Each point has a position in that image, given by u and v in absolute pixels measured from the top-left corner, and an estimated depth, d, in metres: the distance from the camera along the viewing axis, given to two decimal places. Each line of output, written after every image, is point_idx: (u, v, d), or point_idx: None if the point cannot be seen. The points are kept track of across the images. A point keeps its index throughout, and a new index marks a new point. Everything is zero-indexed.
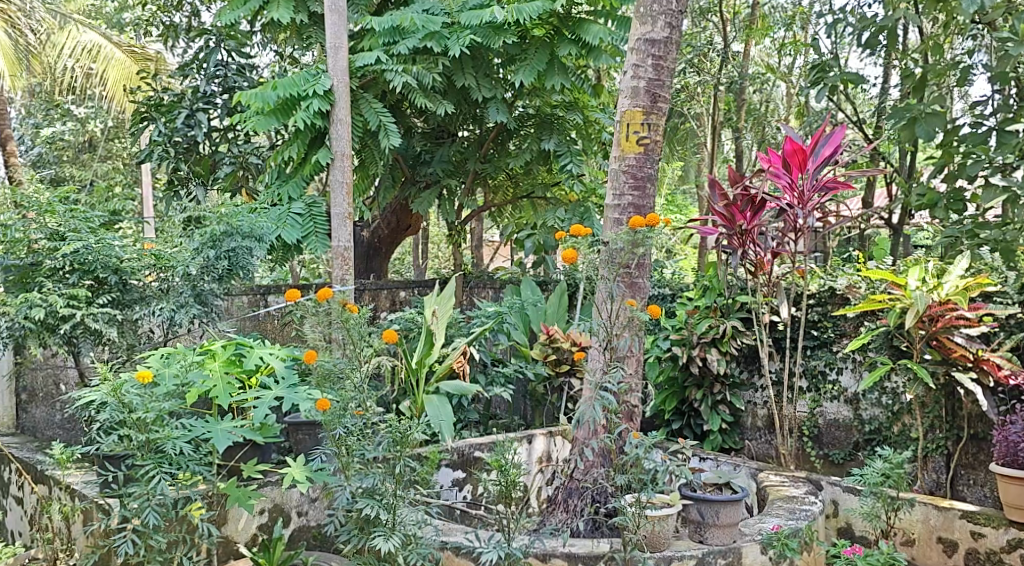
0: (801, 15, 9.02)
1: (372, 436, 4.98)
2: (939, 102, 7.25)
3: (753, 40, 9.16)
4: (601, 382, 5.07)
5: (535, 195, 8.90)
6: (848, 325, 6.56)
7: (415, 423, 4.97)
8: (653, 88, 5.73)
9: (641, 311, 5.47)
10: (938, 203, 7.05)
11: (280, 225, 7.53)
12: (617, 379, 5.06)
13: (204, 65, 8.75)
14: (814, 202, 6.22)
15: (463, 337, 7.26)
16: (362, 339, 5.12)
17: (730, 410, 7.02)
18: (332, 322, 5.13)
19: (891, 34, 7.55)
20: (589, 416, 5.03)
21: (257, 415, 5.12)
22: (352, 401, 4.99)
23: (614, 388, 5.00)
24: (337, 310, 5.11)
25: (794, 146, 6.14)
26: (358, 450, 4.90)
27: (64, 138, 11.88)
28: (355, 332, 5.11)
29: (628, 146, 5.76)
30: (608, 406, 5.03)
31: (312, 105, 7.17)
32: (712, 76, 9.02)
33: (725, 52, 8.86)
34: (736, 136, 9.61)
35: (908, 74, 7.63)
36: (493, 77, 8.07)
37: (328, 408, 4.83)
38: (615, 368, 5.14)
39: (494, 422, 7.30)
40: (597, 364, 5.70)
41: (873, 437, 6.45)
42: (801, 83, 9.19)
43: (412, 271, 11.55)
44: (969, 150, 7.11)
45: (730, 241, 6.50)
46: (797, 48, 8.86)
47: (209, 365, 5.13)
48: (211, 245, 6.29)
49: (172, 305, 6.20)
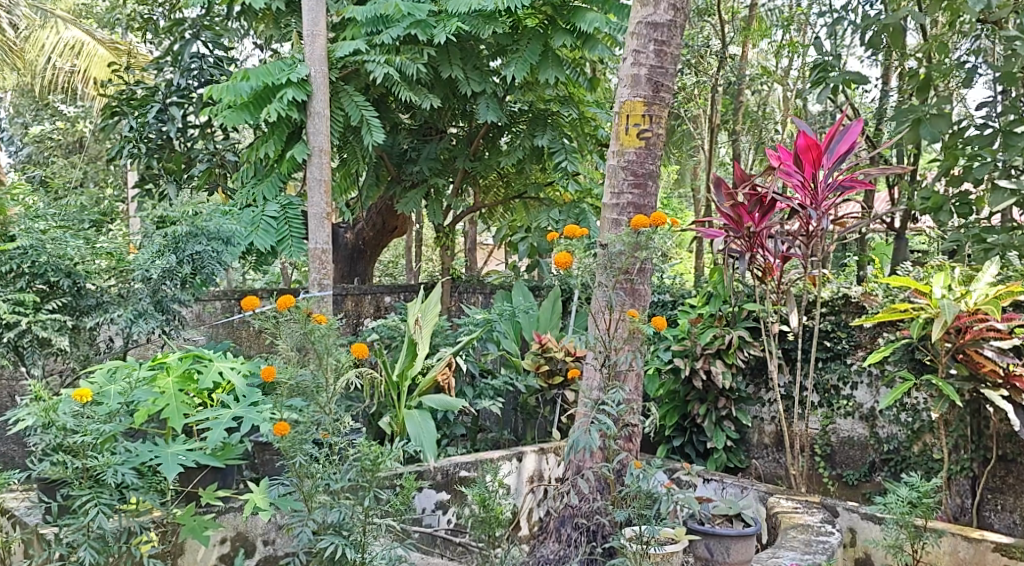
0: (801, 15, 8.41)
1: (339, 464, 4.48)
2: (946, 101, 6.79)
3: (750, 42, 8.69)
4: (599, 404, 4.62)
5: (527, 195, 8.35)
6: (864, 335, 6.11)
7: (388, 448, 4.46)
8: (655, 76, 5.23)
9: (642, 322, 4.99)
10: (947, 207, 6.59)
11: (253, 229, 6.98)
12: (616, 401, 4.62)
13: (178, 58, 8.24)
14: (829, 203, 5.74)
15: (449, 346, 6.78)
16: (329, 353, 4.53)
17: (736, 427, 6.53)
18: (294, 333, 4.59)
19: (897, 33, 7.08)
20: (584, 443, 4.61)
21: (212, 439, 4.55)
22: (318, 422, 4.51)
23: (613, 412, 4.57)
24: (300, 319, 4.55)
25: (808, 141, 5.65)
26: (322, 479, 4.40)
27: (52, 138, 10.89)
28: (320, 345, 4.52)
29: (627, 140, 5.26)
30: (606, 431, 4.61)
31: (286, 94, 6.72)
32: (710, 77, 8.55)
33: (722, 52, 8.40)
34: (733, 138, 9.06)
35: (911, 75, 7.16)
36: (482, 69, 7.56)
37: (287, 432, 4.33)
38: (614, 387, 4.72)
39: (482, 437, 6.80)
40: (593, 380, 5.18)
41: (892, 458, 5.96)
42: (802, 85, 8.70)
43: (402, 275, 11.05)
44: (975, 152, 6.63)
45: (738, 245, 6.02)
46: (795, 49, 8.39)
47: (160, 381, 4.60)
48: (172, 249, 5.80)
49: (131, 313, 5.71)
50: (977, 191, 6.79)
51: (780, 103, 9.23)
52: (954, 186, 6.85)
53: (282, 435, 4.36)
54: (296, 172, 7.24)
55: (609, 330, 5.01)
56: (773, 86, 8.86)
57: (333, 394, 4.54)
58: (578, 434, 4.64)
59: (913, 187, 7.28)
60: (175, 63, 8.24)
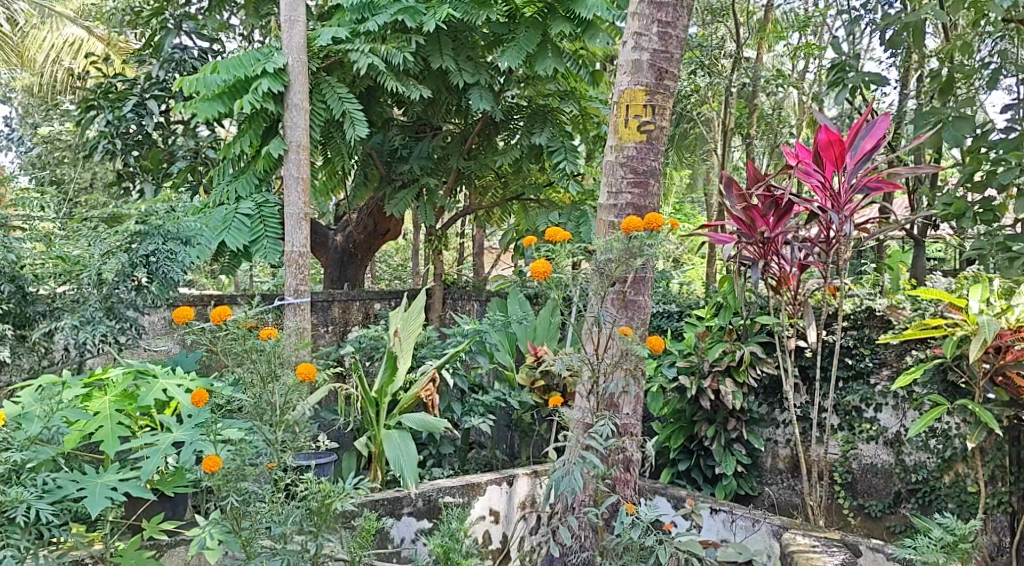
0: (818, 14, 7.84)
1: (283, 506, 4.06)
2: (970, 103, 6.22)
3: (765, 44, 8.11)
4: (585, 440, 4.35)
5: (525, 197, 7.76)
6: (890, 352, 5.54)
7: (343, 488, 4.05)
8: (658, 62, 4.69)
9: (637, 340, 4.52)
10: (970, 214, 6.02)
11: (222, 229, 6.42)
12: (604, 436, 4.36)
13: (159, 50, 7.57)
14: (853, 206, 5.15)
15: (436, 359, 6.24)
16: (269, 383, 4.12)
17: (748, 451, 5.95)
18: (233, 349, 4.13)
19: (921, 32, 6.50)
20: (566, 483, 4.37)
21: (147, 469, 4.06)
22: (261, 453, 4.14)
23: (601, 449, 4.31)
24: (240, 334, 4.14)
25: (829, 136, 5.08)
26: (264, 523, 4.00)
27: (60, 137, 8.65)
28: (264, 365, 4.12)
29: (627, 133, 4.71)
30: (591, 470, 4.37)
31: (261, 85, 6.14)
32: (723, 79, 7.97)
33: (736, 54, 7.82)
34: (747, 143, 8.45)
35: (933, 77, 6.59)
36: (477, 60, 7.02)
37: (218, 469, 3.89)
38: (602, 420, 4.44)
39: (472, 458, 6.24)
40: (588, 403, 4.64)
41: (920, 488, 5.39)
42: (817, 89, 8.11)
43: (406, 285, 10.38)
44: (1000, 156, 6.07)
45: (750, 252, 5.44)
46: (811, 52, 7.81)
47: (94, 401, 4.20)
48: (125, 249, 5.38)
49: (77, 319, 5.29)
50: (1001, 197, 6.23)
51: (795, 108, 8.63)
52: (976, 192, 6.25)
53: (212, 472, 3.92)
54: (274, 170, 6.67)
55: (598, 350, 4.58)
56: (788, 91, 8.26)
57: (281, 420, 4.11)
58: (560, 472, 4.39)
59: (935, 193, 6.68)
60: (156, 55, 7.58)
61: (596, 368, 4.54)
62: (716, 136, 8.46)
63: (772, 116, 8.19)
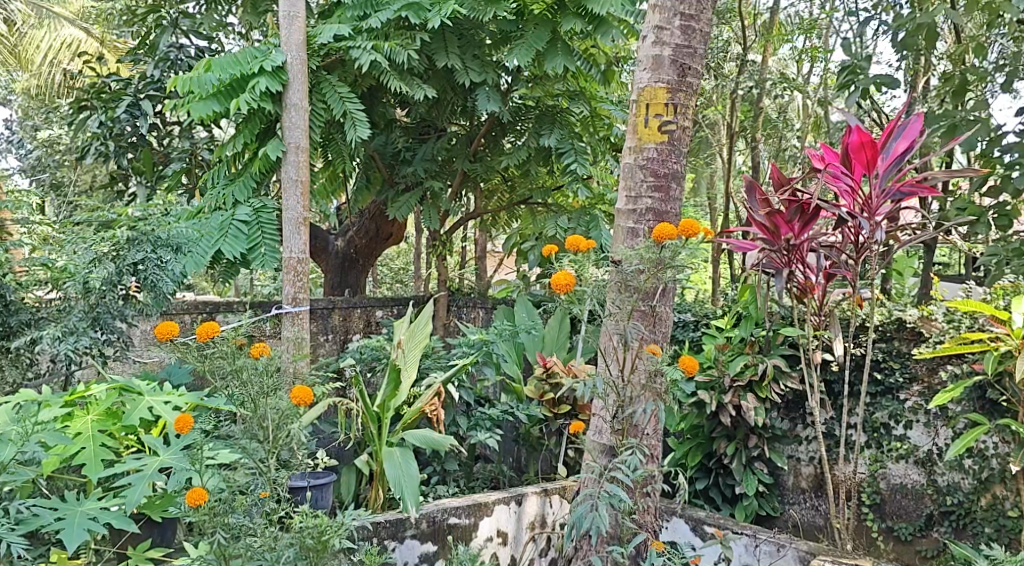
0: (827, 15, 7.54)
1: (277, 541, 3.85)
2: (985, 106, 5.93)
3: (771, 47, 7.81)
4: (611, 473, 4.18)
5: (534, 202, 7.40)
6: (920, 367, 5.26)
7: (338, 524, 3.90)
8: (680, 57, 4.40)
9: (663, 358, 4.22)
10: (984, 220, 5.71)
11: (219, 237, 6.09)
12: (632, 467, 4.18)
13: (154, 48, 7.23)
14: (885, 211, 4.83)
15: (441, 372, 5.93)
16: (266, 398, 3.90)
17: (769, 469, 5.66)
18: (224, 364, 3.91)
19: (934, 34, 6.15)
20: (590, 521, 4.18)
21: (132, 498, 3.80)
22: (253, 482, 3.93)
23: (628, 482, 4.15)
24: (227, 353, 3.93)
25: (861, 138, 4.79)
26: (255, 560, 3.79)
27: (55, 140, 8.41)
28: (258, 386, 3.89)
29: (647, 134, 4.42)
30: (617, 505, 4.19)
31: (259, 84, 5.83)
32: (731, 82, 7.67)
33: (744, 56, 7.52)
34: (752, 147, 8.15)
35: (946, 77, 6.23)
36: (484, 59, 6.72)
37: (203, 503, 3.66)
38: (632, 452, 4.21)
39: (478, 475, 5.95)
40: (609, 430, 4.40)
41: (952, 511, 5.11)
42: (825, 93, 7.82)
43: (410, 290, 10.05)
44: (1016, 160, 5.73)
45: (773, 260, 5.13)
46: (817, 55, 7.52)
47: (75, 421, 3.95)
48: (112, 257, 5.10)
49: (60, 330, 5.00)
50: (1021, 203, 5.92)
51: (802, 112, 8.32)
52: (992, 197, 5.96)
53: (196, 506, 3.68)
54: (272, 172, 6.35)
55: (623, 372, 4.32)
56: (794, 95, 7.92)
57: (273, 445, 3.90)
58: (583, 509, 4.23)
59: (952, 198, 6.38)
60: (151, 54, 7.25)
61: (620, 389, 4.31)
62: (724, 139, 8.15)
63: (777, 120, 7.87)
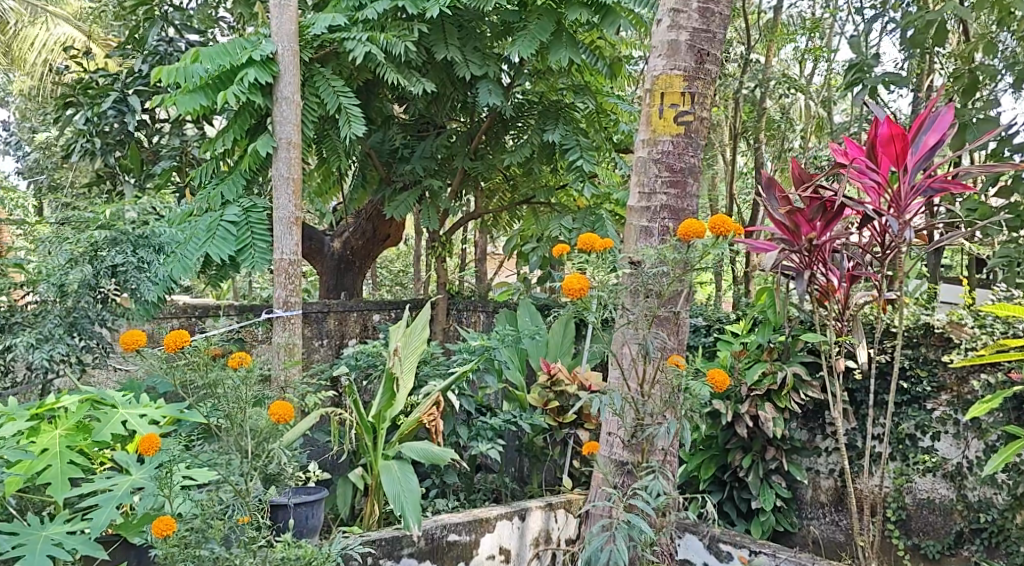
0: (832, 13, 7.25)
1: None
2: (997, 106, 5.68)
3: (774, 48, 7.53)
4: (631, 500, 3.94)
5: (536, 201, 7.08)
6: (949, 375, 5.00)
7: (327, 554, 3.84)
8: (698, 42, 4.13)
9: (686, 371, 3.94)
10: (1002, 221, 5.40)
11: (206, 239, 5.76)
12: (654, 493, 3.96)
13: (142, 41, 6.89)
14: (914, 209, 4.52)
15: (441, 380, 5.61)
16: (243, 412, 3.77)
17: (787, 482, 5.36)
18: (195, 375, 3.76)
19: (944, 31, 5.81)
20: (608, 555, 3.94)
21: (98, 522, 3.65)
22: (229, 508, 3.75)
23: (648, 510, 3.91)
24: (198, 363, 3.77)
25: (891, 129, 4.48)
26: None
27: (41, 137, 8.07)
28: (230, 397, 3.77)
29: (661, 125, 4.15)
30: (636, 537, 3.94)
31: (247, 75, 5.52)
32: (735, 81, 7.37)
33: (747, 54, 7.22)
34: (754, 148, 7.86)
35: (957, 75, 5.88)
36: (486, 52, 6.40)
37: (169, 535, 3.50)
38: (652, 476, 3.99)
39: (481, 488, 5.64)
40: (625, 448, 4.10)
41: (985, 529, 4.88)
42: (830, 93, 7.53)
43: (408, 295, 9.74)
44: None
45: (793, 261, 4.81)
46: (820, 56, 7.23)
47: (44, 435, 3.79)
48: (89, 258, 4.79)
49: (34, 337, 4.70)
50: None
51: (804, 113, 8.03)
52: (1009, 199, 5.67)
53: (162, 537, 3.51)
54: (263, 169, 6.01)
55: (643, 387, 4.08)
56: (795, 96, 7.56)
57: (251, 466, 3.76)
58: (599, 542, 3.96)
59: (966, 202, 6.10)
60: (138, 48, 6.91)
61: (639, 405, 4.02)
62: (729, 140, 7.86)
63: (780, 121, 7.46)
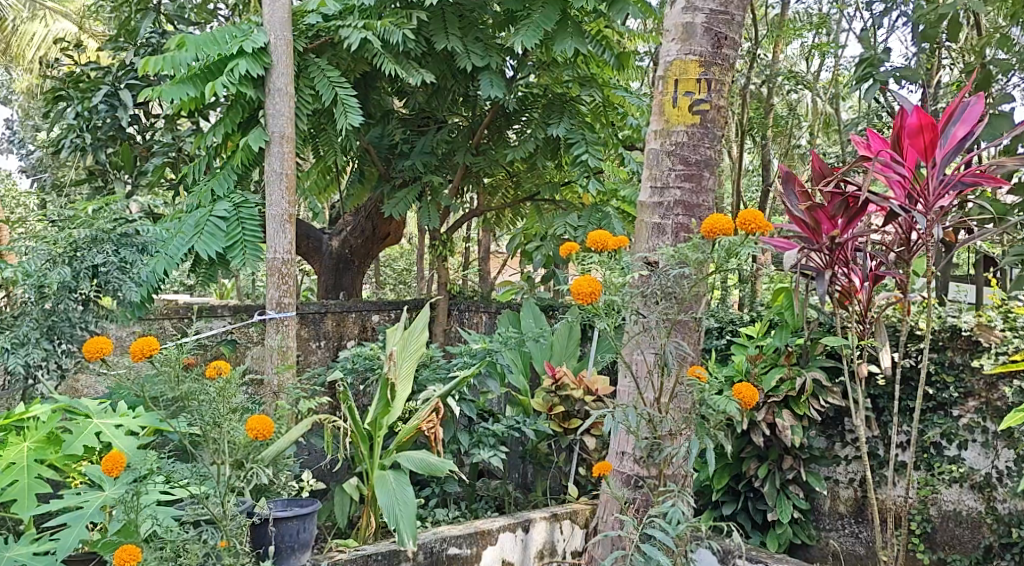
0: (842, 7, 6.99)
1: None
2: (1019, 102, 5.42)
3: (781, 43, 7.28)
4: (649, 530, 3.66)
5: (540, 197, 6.82)
6: (978, 381, 4.80)
7: None
8: (715, 25, 3.91)
9: (704, 381, 3.69)
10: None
11: (194, 236, 5.49)
12: (673, 521, 3.67)
13: (133, 32, 6.62)
14: (943, 204, 4.26)
15: (441, 384, 5.35)
16: (222, 425, 3.59)
17: (805, 492, 5.11)
18: (162, 386, 3.65)
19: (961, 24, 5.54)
20: None
21: (65, 543, 3.49)
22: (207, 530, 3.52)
23: (667, 542, 3.62)
24: (170, 373, 3.62)
25: (920, 119, 4.21)
26: None
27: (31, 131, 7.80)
28: (208, 410, 3.59)
29: (676, 114, 3.93)
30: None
31: (237, 67, 5.21)
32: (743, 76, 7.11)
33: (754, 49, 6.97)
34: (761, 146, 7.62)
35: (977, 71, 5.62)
36: (489, 42, 6.11)
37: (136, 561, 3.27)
38: (673, 505, 3.68)
39: (484, 499, 5.39)
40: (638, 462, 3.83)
41: (1015, 543, 4.65)
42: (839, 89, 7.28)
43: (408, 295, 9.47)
44: None
45: (814, 260, 4.54)
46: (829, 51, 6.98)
47: (13, 448, 3.68)
48: (67, 259, 4.54)
49: (9, 341, 4.45)
50: None
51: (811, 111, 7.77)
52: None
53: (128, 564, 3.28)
54: (255, 164, 5.75)
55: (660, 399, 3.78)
56: (802, 93, 7.28)
57: (226, 487, 3.57)
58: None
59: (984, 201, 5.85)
60: (129, 38, 6.64)
61: (655, 420, 3.77)
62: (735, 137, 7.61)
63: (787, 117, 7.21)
